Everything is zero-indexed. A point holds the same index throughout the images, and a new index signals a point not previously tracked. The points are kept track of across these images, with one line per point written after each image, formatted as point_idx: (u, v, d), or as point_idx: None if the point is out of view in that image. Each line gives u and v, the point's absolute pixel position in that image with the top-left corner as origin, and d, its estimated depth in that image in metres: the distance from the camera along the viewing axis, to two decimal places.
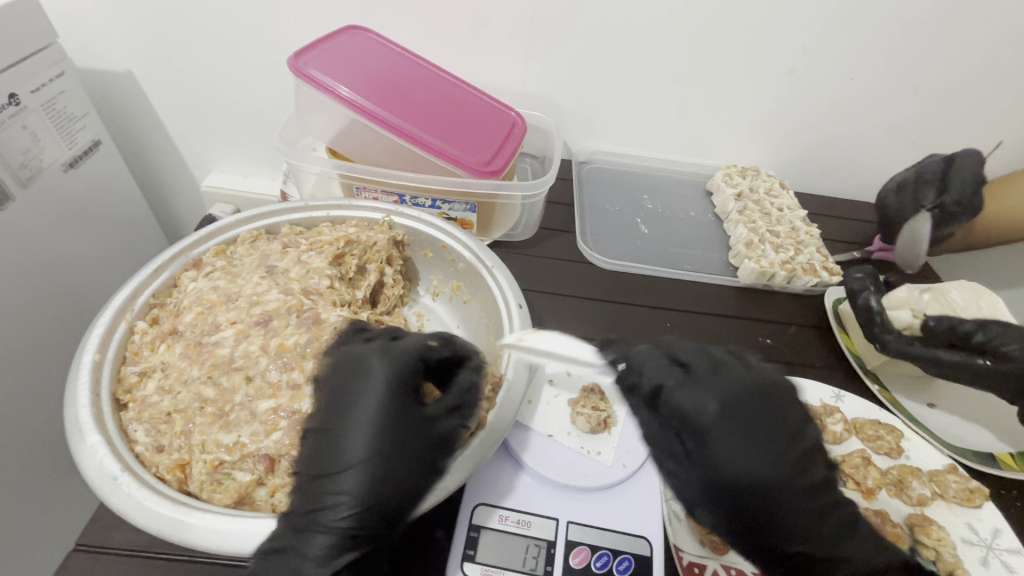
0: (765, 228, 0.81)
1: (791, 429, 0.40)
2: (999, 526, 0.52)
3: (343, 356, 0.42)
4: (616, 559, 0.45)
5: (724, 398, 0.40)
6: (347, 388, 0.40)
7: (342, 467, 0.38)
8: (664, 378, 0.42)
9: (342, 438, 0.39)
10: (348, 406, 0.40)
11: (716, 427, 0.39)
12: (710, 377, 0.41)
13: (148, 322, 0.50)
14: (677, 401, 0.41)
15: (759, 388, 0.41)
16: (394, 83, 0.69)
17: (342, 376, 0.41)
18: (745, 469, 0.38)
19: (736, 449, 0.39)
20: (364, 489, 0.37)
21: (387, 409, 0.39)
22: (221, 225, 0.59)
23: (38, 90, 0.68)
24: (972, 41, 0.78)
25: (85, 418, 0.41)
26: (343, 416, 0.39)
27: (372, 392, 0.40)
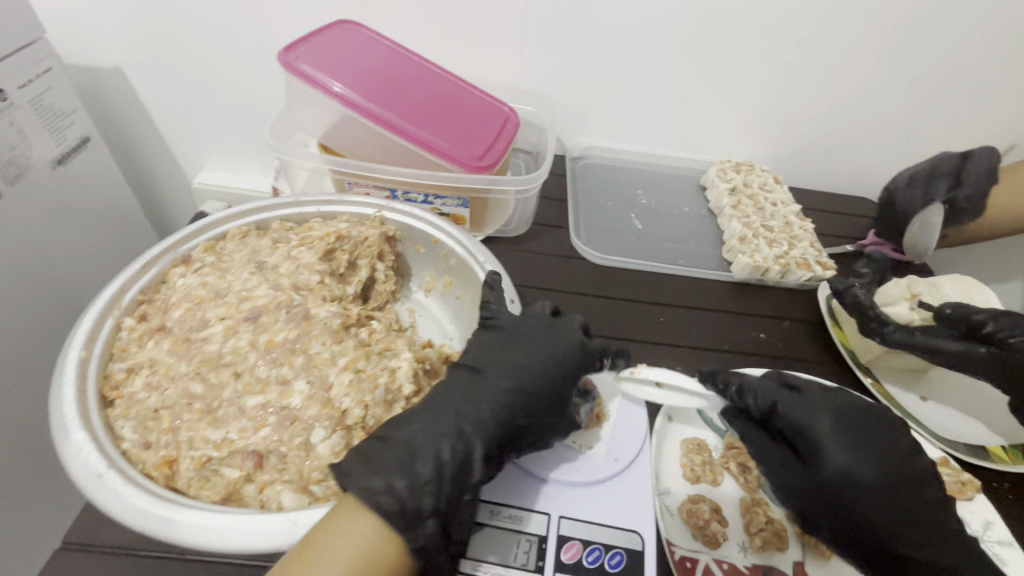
0: (759, 223, 0.81)
1: (901, 444, 0.46)
2: (990, 519, 0.52)
3: (526, 323, 0.52)
4: (607, 554, 0.45)
5: (836, 413, 0.47)
6: (524, 345, 0.50)
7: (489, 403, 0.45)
8: (775, 398, 0.49)
9: (480, 380, 0.47)
10: (499, 354, 0.49)
11: (832, 439, 0.46)
12: (819, 397, 0.48)
13: (135, 318, 0.49)
14: (792, 416, 0.47)
15: (861, 406, 0.48)
16: (387, 78, 0.68)
17: (529, 337, 0.50)
18: (858, 476, 0.44)
19: (853, 459, 0.45)
20: (513, 421, 0.46)
21: (562, 366, 0.49)
22: (210, 220, 0.58)
23: (25, 85, 0.67)
24: (966, 36, 0.78)
25: (70, 415, 0.41)
26: (484, 363, 0.48)
27: (552, 353, 0.49)
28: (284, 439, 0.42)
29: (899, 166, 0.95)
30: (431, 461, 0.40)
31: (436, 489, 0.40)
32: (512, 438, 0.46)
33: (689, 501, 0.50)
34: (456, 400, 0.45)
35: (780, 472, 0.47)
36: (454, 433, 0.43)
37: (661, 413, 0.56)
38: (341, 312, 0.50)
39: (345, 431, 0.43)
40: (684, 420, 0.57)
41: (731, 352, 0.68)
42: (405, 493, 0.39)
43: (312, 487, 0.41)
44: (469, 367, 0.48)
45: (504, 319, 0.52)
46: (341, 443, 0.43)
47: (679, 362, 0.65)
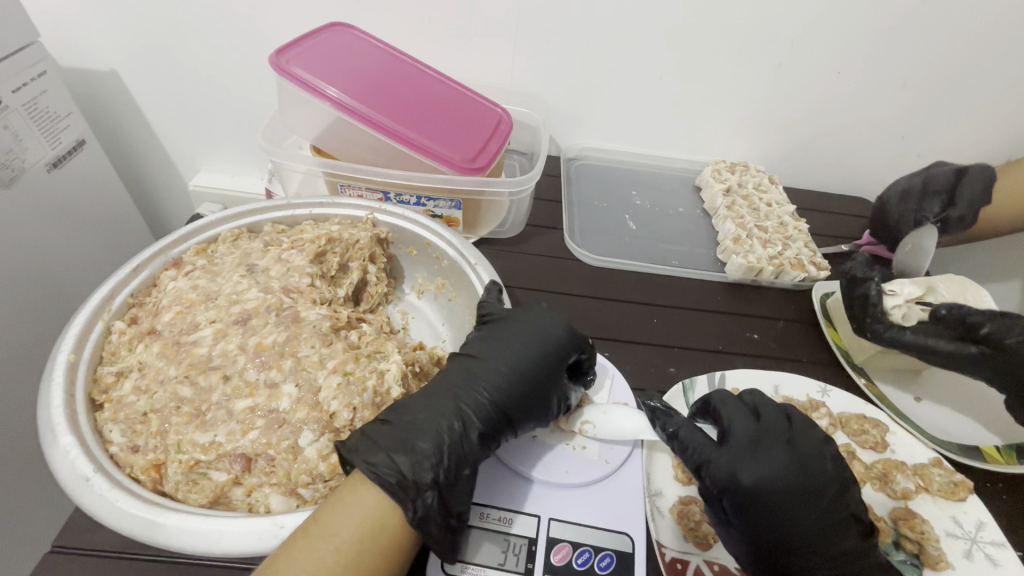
0: (753, 223, 0.81)
1: (828, 494, 0.45)
2: (983, 519, 0.52)
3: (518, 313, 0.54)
4: (597, 556, 0.45)
5: (760, 472, 0.45)
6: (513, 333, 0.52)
7: (483, 384, 0.48)
8: (704, 454, 0.47)
9: (478, 364, 0.49)
10: (492, 342, 0.51)
11: (754, 498, 0.44)
12: (746, 450, 0.46)
13: (126, 322, 0.50)
14: (719, 475, 0.46)
15: (791, 457, 0.46)
16: (379, 80, 0.69)
17: (519, 327, 0.52)
18: (778, 533, 0.44)
19: (774, 517, 0.44)
20: (510, 400, 0.48)
21: (554, 348, 0.51)
22: (202, 223, 0.58)
23: (20, 89, 0.68)
24: (960, 35, 0.78)
25: (58, 419, 0.41)
26: (480, 350, 0.51)
27: (539, 339, 0.52)
28: (271, 443, 0.42)
29: (895, 166, 0.95)
30: (430, 437, 0.42)
31: (435, 463, 0.41)
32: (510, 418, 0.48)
33: (680, 502, 0.50)
34: (456, 384, 0.47)
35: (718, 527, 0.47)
36: (453, 412, 0.45)
37: None
38: (330, 315, 0.50)
39: (333, 434, 0.43)
40: None
41: (725, 352, 0.68)
42: (404, 467, 0.40)
43: (300, 490, 0.42)
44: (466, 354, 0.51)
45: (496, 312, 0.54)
46: (329, 446, 0.43)
47: (672, 363, 0.65)
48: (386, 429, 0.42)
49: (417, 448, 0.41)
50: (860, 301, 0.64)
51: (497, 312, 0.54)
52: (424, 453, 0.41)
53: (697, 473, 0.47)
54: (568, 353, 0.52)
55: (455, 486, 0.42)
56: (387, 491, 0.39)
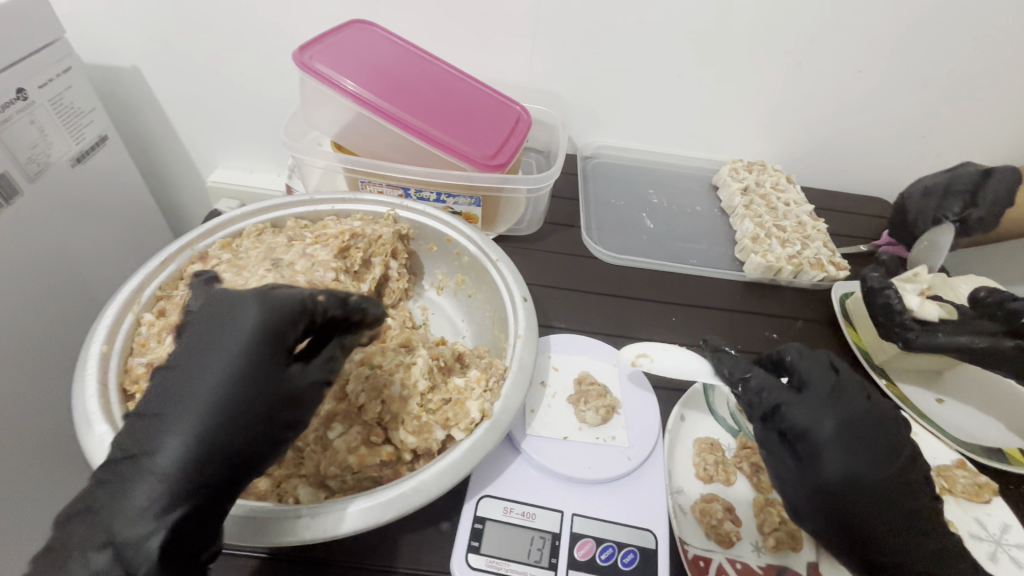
0: (771, 222, 0.80)
1: (896, 451, 0.45)
2: (1007, 522, 0.52)
3: (213, 309, 0.41)
4: (620, 552, 0.45)
5: (840, 419, 0.45)
6: (201, 339, 0.40)
7: (190, 417, 0.37)
8: (781, 399, 0.47)
9: (184, 383, 0.38)
10: (197, 351, 0.39)
11: (834, 445, 0.44)
12: (826, 400, 0.47)
13: (155, 314, 0.50)
14: (796, 419, 0.46)
15: (867, 412, 0.46)
16: (398, 76, 0.69)
17: (212, 328, 0.40)
18: (853, 481, 0.43)
19: (851, 464, 0.43)
20: (217, 423, 0.37)
21: (253, 346, 0.39)
22: (227, 218, 0.59)
23: (45, 85, 0.69)
24: (983, 34, 0.77)
25: (93, 408, 0.41)
26: (180, 362, 0.39)
27: (227, 337, 0.39)
28: None
29: (915, 166, 0.94)
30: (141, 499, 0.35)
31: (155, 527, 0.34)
32: (236, 445, 0.38)
33: (702, 500, 0.50)
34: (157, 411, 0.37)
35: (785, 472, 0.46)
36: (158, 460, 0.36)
37: (674, 412, 0.56)
38: None
39: (360, 427, 0.46)
40: (697, 419, 0.56)
41: (744, 351, 0.67)
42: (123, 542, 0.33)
43: (328, 482, 0.43)
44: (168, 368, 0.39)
45: (188, 316, 0.42)
46: (358, 439, 0.45)
47: None
48: (86, 519, 0.34)
49: (113, 532, 0.34)
50: (881, 314, 0.64)
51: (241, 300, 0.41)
52: (122, 541, 0.33)
53: (772, 415, 0.47)
54: (272, 350, 0.39)
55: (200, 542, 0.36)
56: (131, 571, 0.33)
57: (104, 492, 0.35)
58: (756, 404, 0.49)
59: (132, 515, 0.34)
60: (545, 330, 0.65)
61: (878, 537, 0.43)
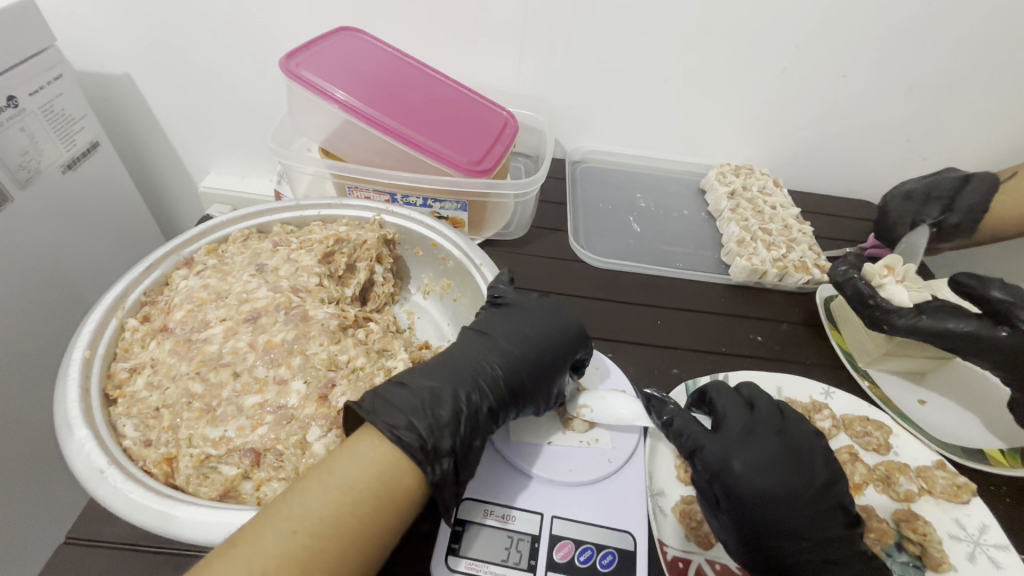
0: (757, 226, 0.81)
1: (812, 484, 0.46)
2: (986, 522, 0.52)
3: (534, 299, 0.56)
4: (599, 553, 0.46)
5: (750, 455, 0.47)
6: (529, 314, 0.54)
7: (490, 361, 0.49)
8: (698, 439, 0.48)
9: (485, 342, 0.51)
10: (520, 320, 0.53)
11: (744, 483, 0.45)
12: (739, 438, 0.48)
13: (139, 319, 0.51)
14: (711, 458, 0.47)
15: (778, 446, 0.47)
16: (385, 83, 0.70)
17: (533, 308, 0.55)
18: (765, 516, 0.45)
19: (767, 500, 0.45)
20: (523, 370, 0.50)
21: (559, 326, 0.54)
22: (212, 224, 0.59)
23: (36, 92, 0.69)
24: (966, 40, 0.78)
25: (74, 412, 0.42)
26: (505, 327, 0.53)
27: (547, 316, 0.54)
28: (281, 438, 0.43)
29: (900, 170, 0.95)
30: (448, 406, 0.44)
31: (453, 431, 0.43)
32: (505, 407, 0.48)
33: (682, 502, 0.50)
34: (459, 361, 0.49)
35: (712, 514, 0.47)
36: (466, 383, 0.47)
37: None
38: (338, 313, 0.51)
39: (340, 431, 0.44)
40: None
41: (729, 354, 0.68)
42: (424, 432, 0.42)
43: None
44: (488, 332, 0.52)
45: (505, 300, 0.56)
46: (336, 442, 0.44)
47: (675, 363, 0.66)
48: (392, 405, 0.43)
49: (425, 432, 0.42)
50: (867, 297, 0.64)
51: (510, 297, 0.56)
52: (428, 436, 0.42)
53: (691, 457, 0.49)
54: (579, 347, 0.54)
55: (466, 457, 0.44)
56: (407, 451, 0.41)
57: (403, 392, 0.44)
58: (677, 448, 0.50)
59: (433, 426, 0.43)
60: None
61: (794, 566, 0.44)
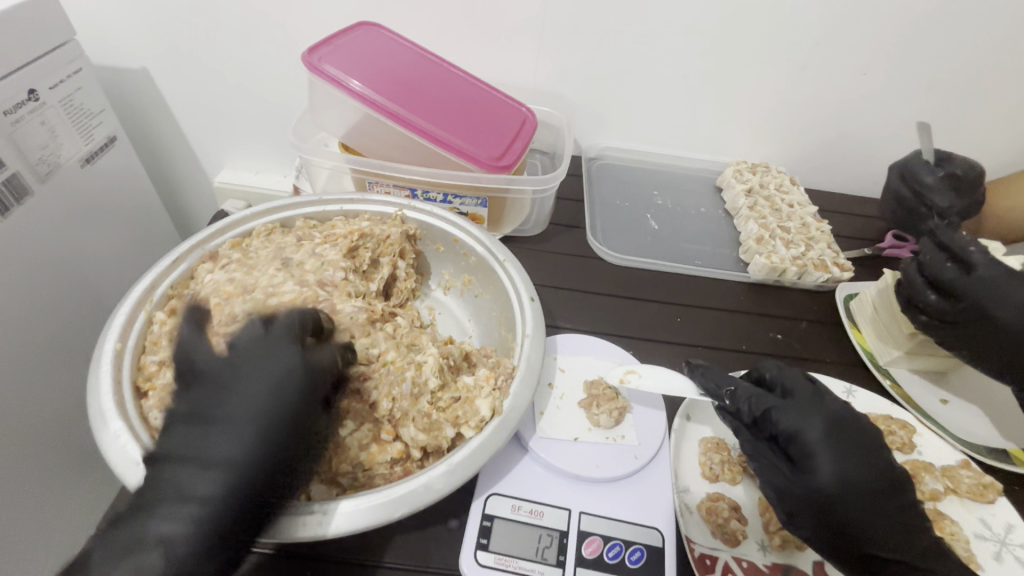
0: (776, 224, 0.81)
1: (879, 453, 0.48)
2: (1011, 522, 0.52)
3: (238, 356, 0.41)
4: (628, 550, 0.46)
5: (824, 420, 0.48)
6: (228, 396, 0.40)
7: (194, 488, 0.37)
8: (769, 404, 0.48)
9: (194, 452, 0.38)
10: (222, 409, 0.40)
11: (824, 445, 0.46)
12: (810, 404, 0.49)
13: (166, 312, 0.51)
14: (786, 422, 0.47)
15: (845, 414, 0.49)
16: (405, 78, 0.69)
17: (244, 379, 0.40)
18: (849, 479, 0.45)
19: (842, 462, 0.46)
20: (245, 485, 0.38)
21: (279, 395, 0.40)
22: (236, 218, 0.60)
23: (56, 86, 0.69)
24: (988, 37, 0.77)
25: (107, 404, 0.42)
26: (210, 422, 0.39)
27: (273, 383, 0.40)
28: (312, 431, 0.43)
29: None
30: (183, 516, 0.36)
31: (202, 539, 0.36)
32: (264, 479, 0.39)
33: (708, 499, 0.50)
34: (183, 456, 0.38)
35: (782, 479, 0.47)
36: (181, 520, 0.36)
37: (680, 411, 0.56)
38: (366, 307, 0.52)
39: (372, 424, 0.47)
40: (703, 419, 0.57)
41: (749, 352, 0.68)
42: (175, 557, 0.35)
43: (340, 479, 0.45)
44: (198, 433, 0.39)
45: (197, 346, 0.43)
46: (369, 436, 0.46)
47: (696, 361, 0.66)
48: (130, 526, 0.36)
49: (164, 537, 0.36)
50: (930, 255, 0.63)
51: (199, 353, 0.42)
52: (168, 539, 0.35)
53: (761, 423, 0.48)
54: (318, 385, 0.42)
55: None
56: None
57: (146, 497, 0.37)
58: (742, 414, 0.49)
59: (174, 536, 0.36)
60: (551, 330, 0.66)
61: (875, 537, 0.44)
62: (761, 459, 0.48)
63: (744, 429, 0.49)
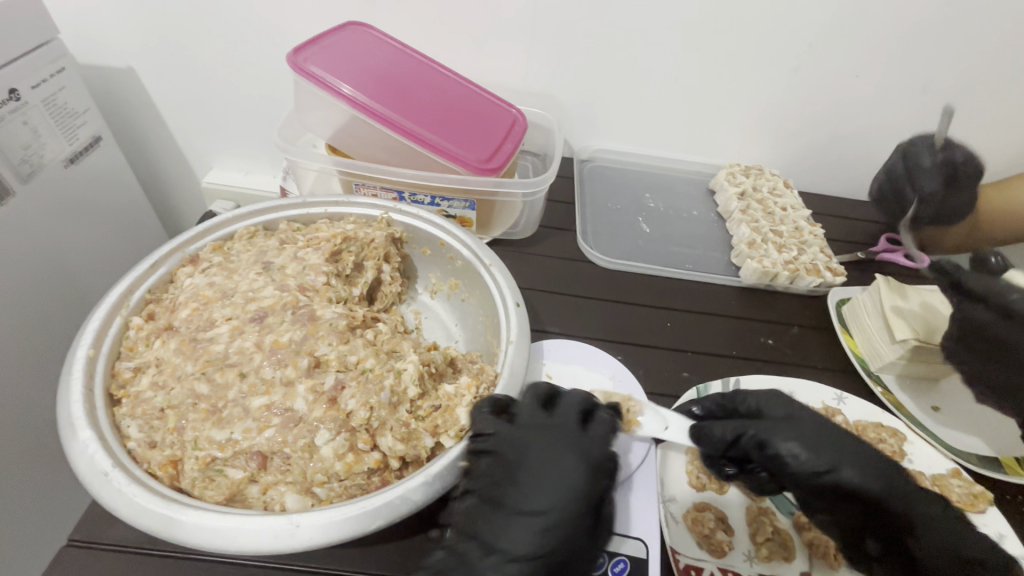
0: (768, 228, 0.80)
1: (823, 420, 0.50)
2: (1002, 532, 0.51)
3: (527, 433, 0.44)
4: (611, 561, 0.45)
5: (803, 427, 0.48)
6: (534, 480, 0.41)
7: (501, 562, 0.39)
8: (743, 432, 0.49)
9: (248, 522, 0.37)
10: (541, 492, 0.41)
11: (822, 455, 0.46)
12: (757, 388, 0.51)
13: (143, 317, 0.50)
14: (771, 447, 0.47)
15: (811, 414, 0.50)
16: (393, 79, 0.68)
17: (540, 458, 0.42)
18: (859, 471, 0.46)
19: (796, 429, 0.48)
20: (568, 553, 0.40)
21: (594, 475, 0.43)
22: (218, 220, 0.58)
23: (39, 85, 0.68)
24: (983, 40, 0.77)
25: (77, 413, 0.41)
26: (534, 504, 0.41)
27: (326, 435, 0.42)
28: (287, 441, 0.42)
29: None
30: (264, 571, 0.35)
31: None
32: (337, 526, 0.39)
33: (695, 509, 0.49)
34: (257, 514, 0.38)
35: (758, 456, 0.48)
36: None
37: None
38: (346, 313, 0.50)
39: (349, 434, 0.43)
40: None
41: (739, 358, 0.67)
42: None
43: (315, 489, 0.42)
44: (513, 513, 0.40)
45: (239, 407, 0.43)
46: (345, 446, 0.43)
47: (685, 367, 0.65)
48: None
49: None
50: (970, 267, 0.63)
51: (509, 435, 0.43)
52: None
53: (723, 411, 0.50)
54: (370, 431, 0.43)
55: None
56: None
57: None
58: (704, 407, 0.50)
59: None
60: (538, 335, 0.65)
61: (917, 521, 0.45)
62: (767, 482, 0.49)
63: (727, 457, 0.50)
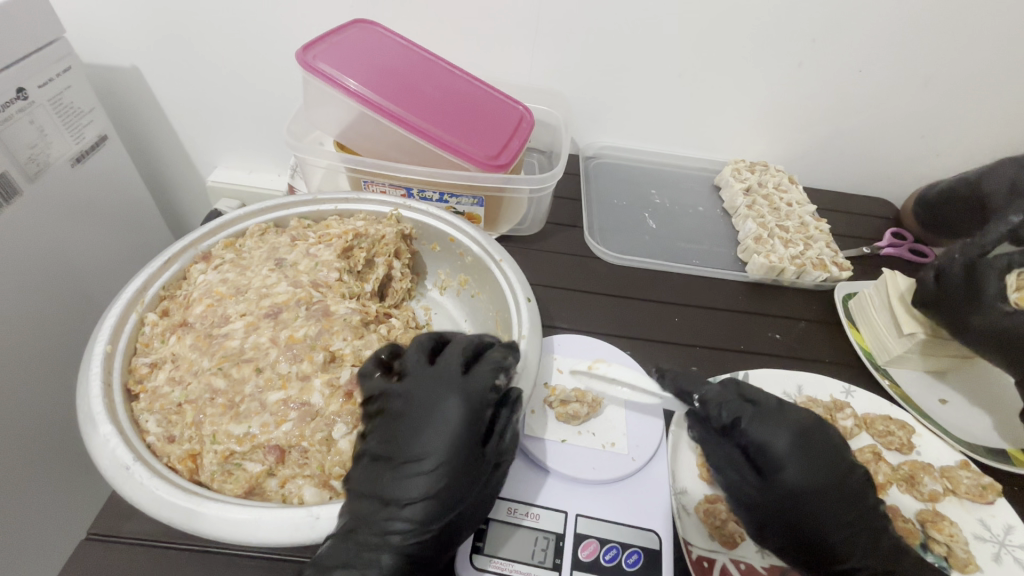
0: (774, 223, 0.80)
1: (838, 454, 0.47)
2: (1011, 522, 0.51)
3: (412, 382, 0.43)
4: (624, 552, 0.45)
5: (794, 431, 0.46)
6: (411, 428, 0.41)
7: (399, 511, 0.39)
8: (740, 413, 0.47)
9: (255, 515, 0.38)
10: (422, 439, 0.40)
11: (793, 459, 0.45)
12: (778, 412, 0.48)
13: (158, 314, 0.50)
14: (756, 434, 0.46)
15: (811, 421, 0.48)
16: (401, 75, 0.69)
17: (420, 404, 0.42)
18: (818, 485, 0.45)
19: (791, 463, 0.45)
20: (459, 486, 0.39)
21: (475, 410, 0.41)
22: (230, 217, 0.59)
23: (46, 84, 0.68)
24: (985, 34, 0.77)
25: (97, 408, 0.41)
26: (414, 453, 0.40)
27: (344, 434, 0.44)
28: (305, 434, 0.43)
29: (915, 167, 0.94)
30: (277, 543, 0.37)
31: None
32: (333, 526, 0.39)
33: (706, 501, 0.49)
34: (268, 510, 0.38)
35: (748, 481, 0.46)
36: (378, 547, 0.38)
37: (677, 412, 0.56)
38: (359, 309, 0.51)
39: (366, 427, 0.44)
40: None
41: (747, 352, 0.67)
42: None
43: (333, 482, 0.43)
44: (400, 463, 0.40)
45: (258, 402, 0.44)
46: None
47: (693, 361, 0.65)
48: None
49: None
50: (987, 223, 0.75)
51: (396, 389, 0.43)
52: None
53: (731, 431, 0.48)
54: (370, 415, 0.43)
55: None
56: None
57: None
58: (712, 418, 0.49)
59: None
60: (547, 330, 0.65)
61: (836, 538, 0.44)
62: (728, 467, 0.48)
63: (712, 433, 0.49)
